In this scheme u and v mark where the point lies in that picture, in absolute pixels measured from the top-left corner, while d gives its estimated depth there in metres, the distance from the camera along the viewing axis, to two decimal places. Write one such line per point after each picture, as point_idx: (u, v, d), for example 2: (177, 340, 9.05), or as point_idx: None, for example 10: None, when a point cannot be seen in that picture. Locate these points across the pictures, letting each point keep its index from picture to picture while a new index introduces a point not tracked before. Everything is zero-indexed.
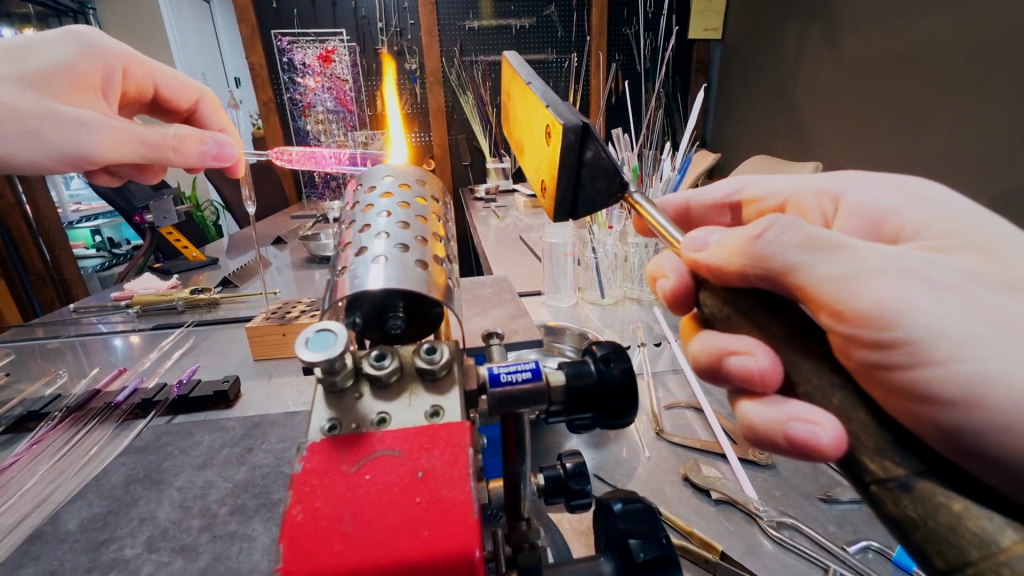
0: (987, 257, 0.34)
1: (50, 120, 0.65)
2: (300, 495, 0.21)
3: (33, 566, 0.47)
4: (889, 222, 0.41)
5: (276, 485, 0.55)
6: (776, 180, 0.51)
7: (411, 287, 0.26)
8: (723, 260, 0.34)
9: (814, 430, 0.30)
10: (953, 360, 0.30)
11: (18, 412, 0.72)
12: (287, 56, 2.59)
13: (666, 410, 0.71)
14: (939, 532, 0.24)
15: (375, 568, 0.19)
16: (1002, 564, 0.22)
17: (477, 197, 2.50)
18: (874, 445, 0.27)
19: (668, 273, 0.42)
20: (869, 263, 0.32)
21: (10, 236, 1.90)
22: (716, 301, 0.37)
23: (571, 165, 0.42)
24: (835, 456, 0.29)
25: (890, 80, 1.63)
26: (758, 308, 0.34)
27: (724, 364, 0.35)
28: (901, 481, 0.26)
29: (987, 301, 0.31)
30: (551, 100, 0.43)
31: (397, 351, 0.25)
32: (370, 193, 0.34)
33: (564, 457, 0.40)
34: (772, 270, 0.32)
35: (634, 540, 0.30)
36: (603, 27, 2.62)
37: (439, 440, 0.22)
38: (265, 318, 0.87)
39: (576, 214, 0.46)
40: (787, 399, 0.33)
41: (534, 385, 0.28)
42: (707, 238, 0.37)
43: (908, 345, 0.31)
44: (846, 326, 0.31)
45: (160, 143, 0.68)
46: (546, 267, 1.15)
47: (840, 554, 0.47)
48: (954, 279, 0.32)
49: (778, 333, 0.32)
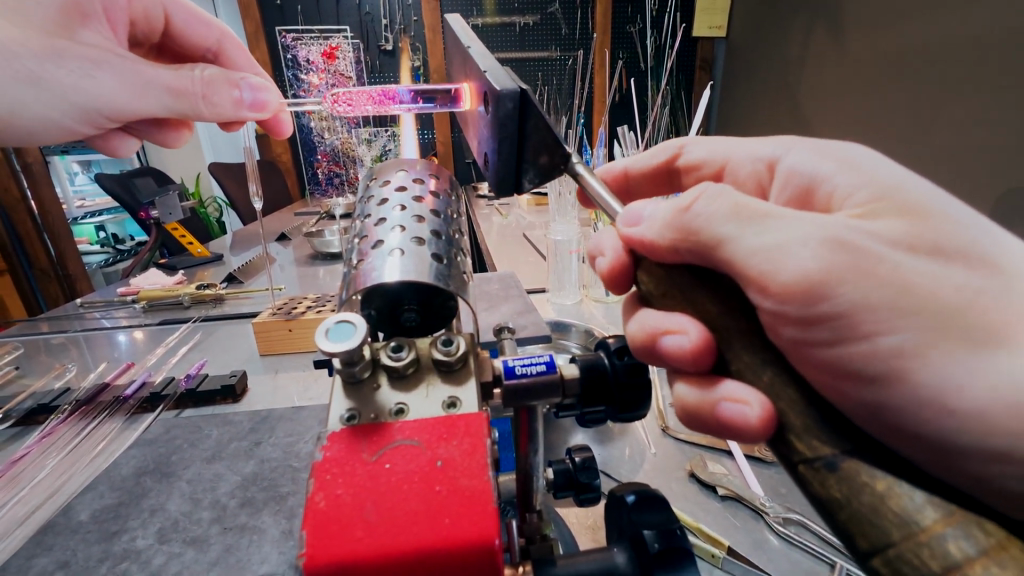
0: (915, 222, 0.32)
1: (50, 59, 0.58)
2: (323, 483, 0.21)
3: (46, 555, 0.48)
4: (820, 189, 0.38)
5: (284, 479, 0.56)
6: (714, 143, 0.53)
7: (425, 279, 0.27)
8: (657, 236, 0.36)
9: (742, 409, 0.30)
10: (877, 335, 0.30)
11: (28, 406, 0.73)
12: (292, 53, 2.59)
13: (672, 407, 0.71)
14: (861, 512, 0.24)
15: (399, 556, 0.19)
16: (923, 544, 0.23)
17: (482, 195, 2.52)
18: (801, 423, 0.28)
19: (606, 252, 0.43)
20: (798, 232, 0.30)
21: (16, 231, 1.91)
22: (652, 279, 0.38)
23: (512, 134, 0.43)
24: (764, 435, 0.30)
25: (893, 80, 1.63)
26: (692, 283, 0.35)
27: (656, 345, 0.36)
28: (827, 460, 0.26)
29: (908, 272, 0.30)
30: (490, 67, 0.44)
31: (416, 343, 0.25)
32: (386, 186, 0.34)
33: (573, 451, 0.41)
34: (701, 243, 0.33)
35: (648, 531, 0.30)
36: (606, 26, 2.63)
37: (456, 431, 0.23)
38: (271, 313, 0.87)
39: (521, 188, 0.47)
40: (722, 378, 0.34)
41: (551, 377, 0.28)
42: (642, 212, 0.38)
43: (833, 320, 0.31)
44: (772, 302, 0.30)
45: (188, 91, 0.62)
46: (551, 264, 1.15)
47: (845, 550, 0.47)
48: (882, 249, 0.30)
49: (714, 313, 0.33)
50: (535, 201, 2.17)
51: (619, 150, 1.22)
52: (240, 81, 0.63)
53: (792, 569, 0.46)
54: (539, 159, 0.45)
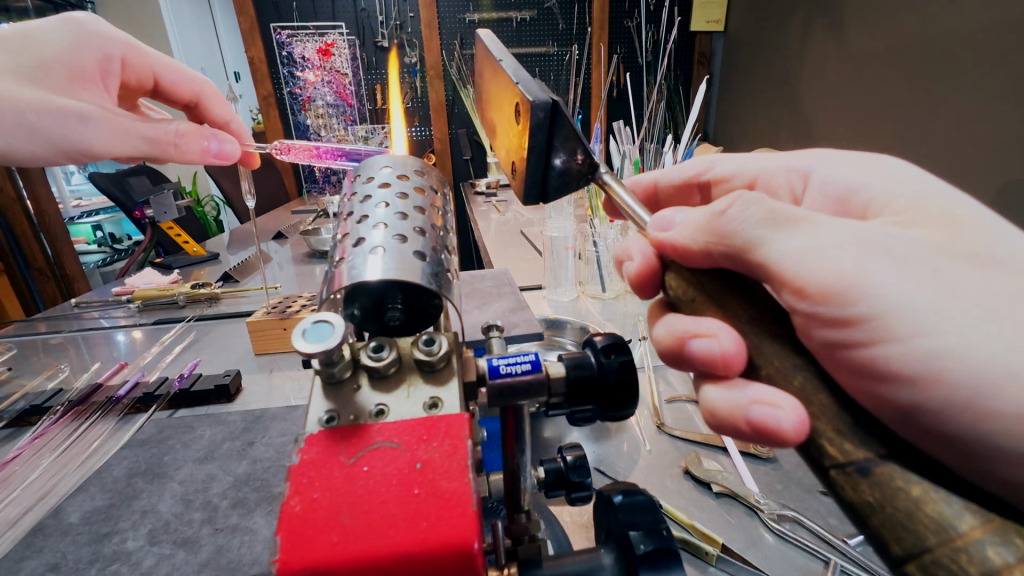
0: (950, 229, 0.34)
1: (47, 115, 0.65)
2: (297, 486, 0.21)
3: (36, 558, 0.48)
4: (858, 197, 0.41)
5: (276, 479, 0.55)
6: (740, 155, 0.53)
7: (409, 278, 0.26)
8: (689, 240, 0.35)
9: (775, 413, 0.30)
10: (913, 338, 0.30)
11: (20, 407, 0.72)
12: (287, 50, 2.57)
13: (667, 404, 0.71)
14: (897, 516, 0.24)
15: (372, 561, 0.19)
16: (960, 550, 0.22)
17: (478, 192, 2.52)
18: (833, 428, 0.28)
19: (635, 256, 0.43)
20: (831, 235, 0.32)
21: (12, 231, 1.90)
22: (681, 283, 0.37)
23: (541, 146, 0.42)
24: (794, 440, 0.29)
25: (891, 74, 1.63)
26: (722, 287, 0.34)
27: (685, 348, 0.36)
28: (860, 465, 0.26)
29: (948, 275, 0.31)
30: (518, 75, 0.43)
31: (395, 342, 0.25)
32: (368, 183, 0.33)
33: (564, 450, 0.40)
34: (735, 247, 0.33)
35: (634, 531, 0.30)
36: (604, 20, 2.62)
37: (436, 430, 0.22)
38: (265, 312, 0.87)
39: (547, 197, 0.47)
40: (748, 383, 0.34)
41: (534, 376, 0.27)
42: (673, 218, 0.37)
43: (865, 322, 0.31)
44: (807, 304, 0.31)
45: (160, 141, 0.69)
46: (547, 261, 1.15)
47: (840, 546, 0.47)
48: (920, 252, 0.31)
49: (740, 315, 0.32)
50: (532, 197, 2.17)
51: (615, 146, 1.21)
52: (209, 133, 0.68)
53: (786, 565, 0.46)
54: (573, 151, 0.43)
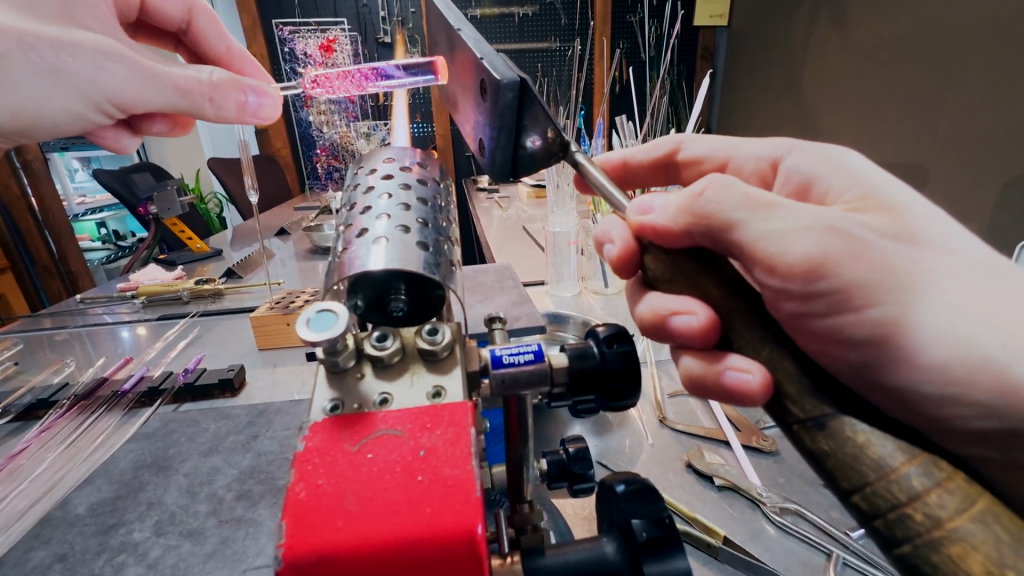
0: (901, 215, 0.35)
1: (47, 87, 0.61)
2: (302, 473, 0.21)
3: (44, 549, 0.48)
4: (816, 188, 0.41)
5: (280, 471, 0.56)
6: (714, 140, 0.53)
7: (411, 268, 0.26)
8: (669, 221, 0.35)
9: (744, 376, 0.32)
10: (867, 308, 0.32)
11: (27, 401, 0.73)
12: (289, 46, 2.60)
13: (670, 398, 0.71)
14: (845, 461, 0.26)
15: (377, 546, 0.19)
16: (942, 538, 0.23)
17: (481, 188, 2.52)
18: (796, 390, 0.29)
19: (614, 238, 0.41)
20: (800, 218, 0.32)
21: (17, 229, 1.91)
22: (658, 264, 0.38)
23: (510, 125, 0.42)
24: (761, 401, 0.31)
25: (898, 65, 1.61)
26: (697, 268, 0.35)
27: (666, 324, 0.37)
28: (817, 420, 0.28)
29: (904, 262, 0.32)
30: (484, 52, 0.43)
31: (399, 332, 0.25)
32: (371, 175, 0.33)
33: (567, 442, 0.41)
34: (712, 227, 0.33)
35: (636, 520, 0.30)
36: (606, 15, 2.62)
37: (440, 417, 0.22)
38: (269, 307, 0.87)
39: (516, 174, 0.46)
40: (725, 353, 0.35)
41: (538, 367, 0.27)
42: (652, 203, 0.37)
43: (830, 296, 0.32)
44: (777, 280, 0.32)
45: (194, 91, 0.59)
46: (549, 257, 1.15)
47: (842, 539, 0.47)
48: (870, 236, 0.32)
49: (714, 293, 0.34)
50: (534, 193, 2.17)
51: (618, 140, 1.21)
52: (246, 85, 0.62)
53: (788, 557, 0.46)
54: (545, 134, 0.43)
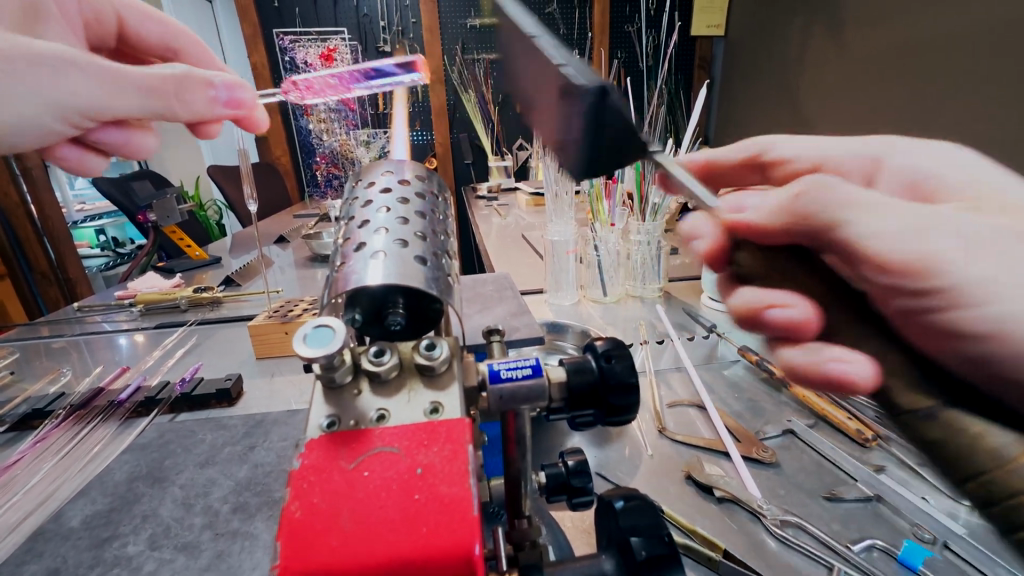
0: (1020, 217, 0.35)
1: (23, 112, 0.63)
2: (297, 491, 0.21)
3: (36, 563, 0.47)
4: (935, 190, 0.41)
5: (277, 483, 0.55)
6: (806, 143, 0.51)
7: (411, 283, 0.26)
8: (768, 219, 0.32)
9: (847, 368, 0.29)
10: (983, 308, 0.31)
11: (23, 410, 0.72)
12: (289, 55, 2.63)
13: (669, 409, 0.72)
14: (961, 452, 0.25)
15: (372, 566, 0.19)
16: None
17: (479, 196, 2.54)
18: (906, 383, 0.27)
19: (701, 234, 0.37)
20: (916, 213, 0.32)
21: (16, 236, 1.91)
22: (752, 259, 0.34)
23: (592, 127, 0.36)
24: (866, 391, 0.28)
25: (888, 81, 1.65)
26: (793, 264, 0.32)
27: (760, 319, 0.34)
28: (928, 412, 0.26)
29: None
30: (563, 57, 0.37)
31: (396, 347, 0.25)
32: (370, 188, 0.33)
33: (565, 455, 0.41)
34: (818, 224, 0.32)
35: (636, 538, 0.30)
36: (604, 25, 2.67)
37: (438, 433, 0.22)
38: (267, 316, 0.87)
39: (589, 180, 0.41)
40: (824, 347, 0.32)
41: (534, 382, 0.27)
42: (742, 201, 0.34)
43: (943, 292, 0.31)
44: (886, 276, 0.31)
45: (163, 89, 0.61)
46: (548, 265, 1.15)
47: (844, 553, 0.47)
48: (991, 233, 0.32)
49: (815, 290, 0.31)
50: (533, 202, 2.18)
51: None
52: (213, 81, 0.63)
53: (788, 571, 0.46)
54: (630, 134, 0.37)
